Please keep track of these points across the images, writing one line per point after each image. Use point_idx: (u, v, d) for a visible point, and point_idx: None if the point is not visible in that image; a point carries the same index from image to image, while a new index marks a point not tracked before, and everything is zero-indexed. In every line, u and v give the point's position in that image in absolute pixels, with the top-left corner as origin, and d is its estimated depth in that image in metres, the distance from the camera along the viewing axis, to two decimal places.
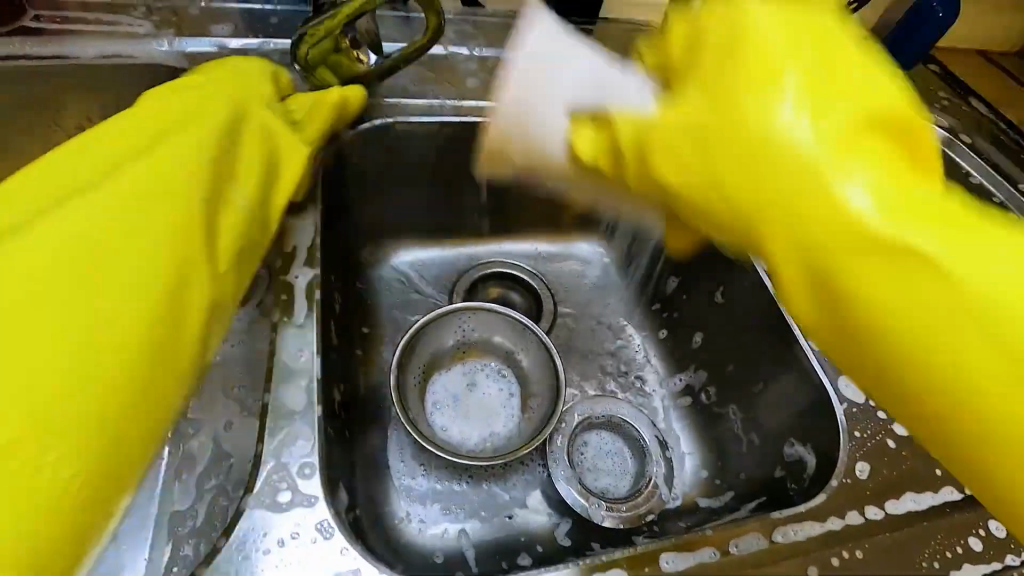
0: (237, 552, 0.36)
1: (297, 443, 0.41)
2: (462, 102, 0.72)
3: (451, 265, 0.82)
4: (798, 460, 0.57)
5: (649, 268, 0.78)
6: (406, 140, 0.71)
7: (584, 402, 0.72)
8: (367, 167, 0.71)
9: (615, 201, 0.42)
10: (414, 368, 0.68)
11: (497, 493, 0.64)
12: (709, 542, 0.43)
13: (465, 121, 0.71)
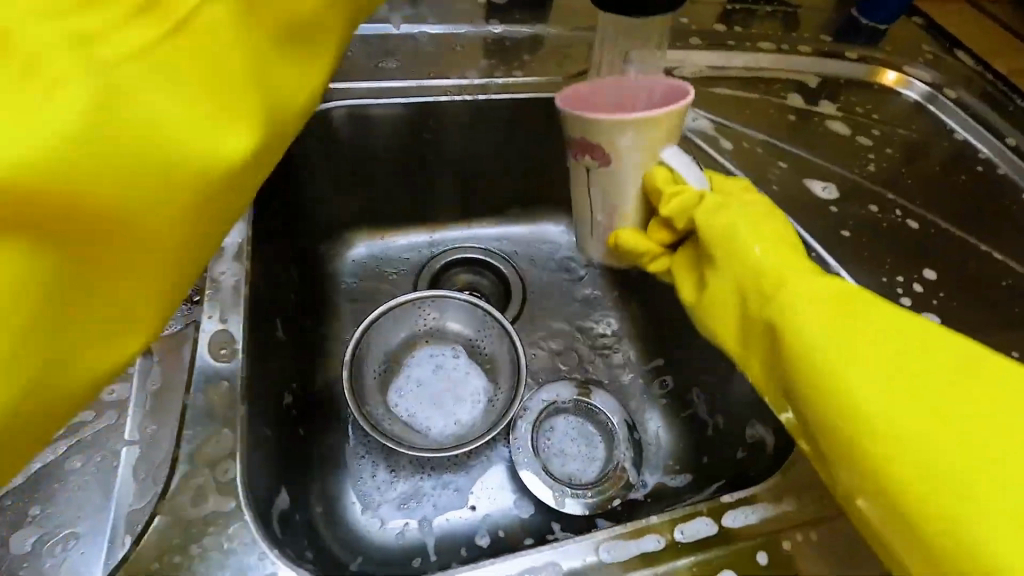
0: (147, 562, 0.35)
1: (218, 449, 0.39)
2: (429, 81, 0.70)
3: (414, 253, 0.80)
4: (758, 441, 0.56)
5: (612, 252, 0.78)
6: (364, 126, 0.69)
7: (550, 387, 0.69)
8: (320, 157, 0.69)
9: (640, 174, 0.47)
10: (372, 360, 0.66)
11: (460, 483, 0.63)
12: (652, 530, 0.42)
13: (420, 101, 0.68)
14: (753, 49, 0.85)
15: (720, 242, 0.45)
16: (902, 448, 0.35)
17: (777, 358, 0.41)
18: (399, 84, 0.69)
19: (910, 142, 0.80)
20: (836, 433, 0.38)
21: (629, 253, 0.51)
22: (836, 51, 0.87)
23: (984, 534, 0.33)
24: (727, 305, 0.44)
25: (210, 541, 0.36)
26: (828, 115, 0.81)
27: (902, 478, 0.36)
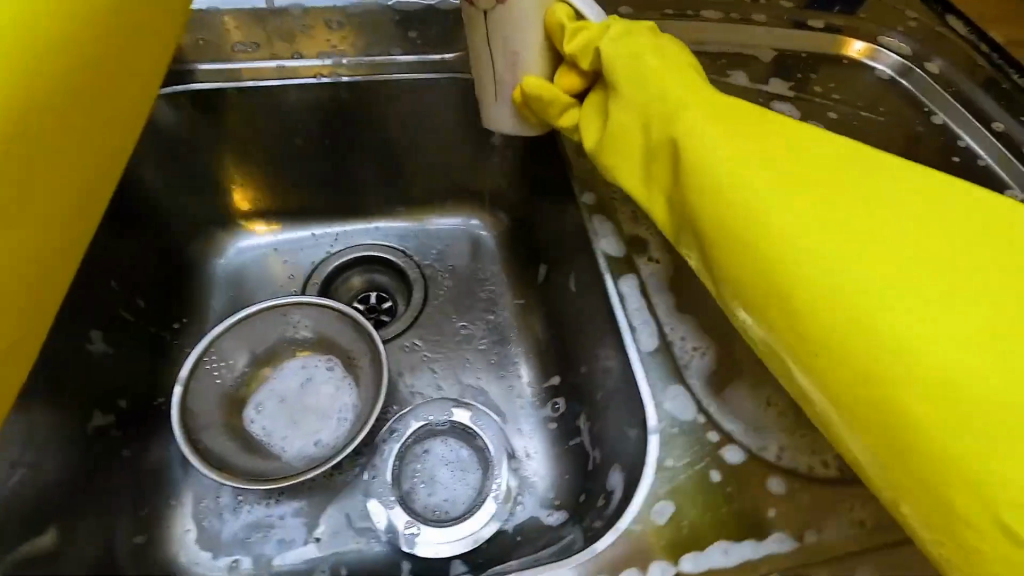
0: None
1: None
2: (295, 62, 0.63)
3: (306, 250, 0.74)
4: (612, 492, 0.48)
5: (522, 256, 0.72)
6: (225, 111, 0.63)
7: (424, 408, 0.62)
8: (184, 148, 0.64)
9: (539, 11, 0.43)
10: (223, 370, 0.60)
11: (302, 515, 0.56)
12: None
13: (293, 85, 0.63)
14: (699, 17, 0.73)
15: (625, 67, 0.41)
16: (832, 275, 0.31)
17: (678, 184, 0.38)
18: (266, 65, 0.62)
19: (873, 127, 0.68)
20: (757, 264, 0.34)
21: (535, 104, 0.47)
22: (799, 19, 0.75)
23: (938, 364, 0.28)
24: (632, 151, 0.42)
25: None
26: (777, 96, 0.69)
27: (833, 311, 0.31)
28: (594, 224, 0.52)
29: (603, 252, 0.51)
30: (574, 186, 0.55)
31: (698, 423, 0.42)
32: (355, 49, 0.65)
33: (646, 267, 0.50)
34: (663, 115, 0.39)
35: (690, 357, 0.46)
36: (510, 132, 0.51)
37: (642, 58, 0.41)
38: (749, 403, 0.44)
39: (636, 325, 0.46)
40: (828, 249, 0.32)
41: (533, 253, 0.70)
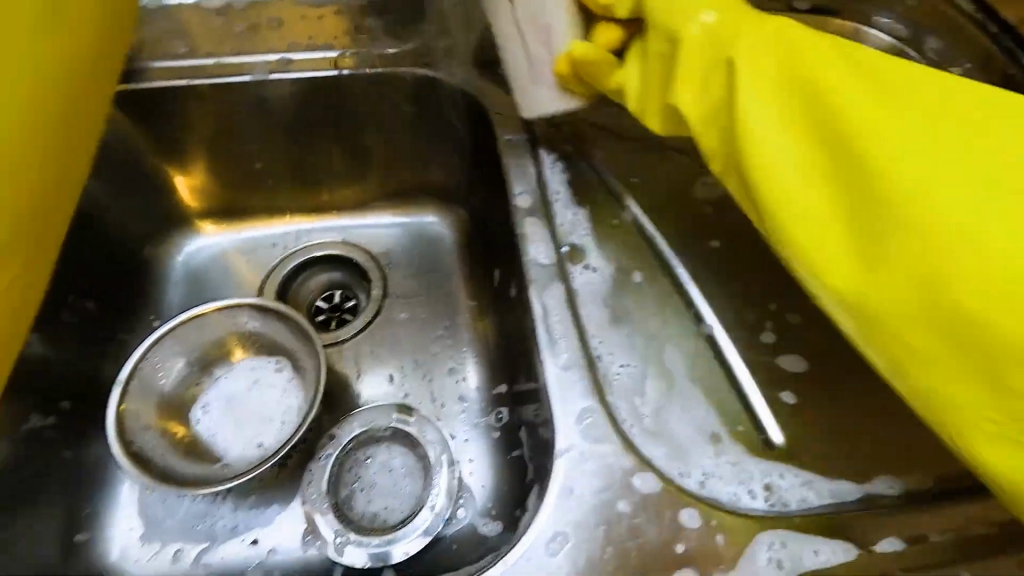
0: None
1: None
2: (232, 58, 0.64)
3: (263, 248, 0.73)
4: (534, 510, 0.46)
5: (479, 258, 0.71)
6: (172, 112, 0.64)
7: (365, 412, 0.60)
8: (133, 146, 0.65)
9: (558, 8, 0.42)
10: (169, 374, 0.60)
11: (242, 517, 0.56)
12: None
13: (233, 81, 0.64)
14: None
15: (733, 27, 0.37)
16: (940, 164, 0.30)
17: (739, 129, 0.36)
18: (207, 62, 0.64)
19: None
20: (838, 139, 0.33)
21: (587, 73, 0.43)
22: None
23: (971, 266, 0.29)
24: (697, 67, 0.37)
25: None
26: None
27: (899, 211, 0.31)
28: (528, 228, 0.49)
29: (535, 260, 0.48)
30: (511, 188, 0.52)
31: (612, 447, 0.39)
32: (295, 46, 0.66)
33: (578, 277, 0.48)
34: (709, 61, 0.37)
35: (618, 376, 0.44)
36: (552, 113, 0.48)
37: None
38: (676, 426, 0.42)
39: (557, 338, 0.43)
40: (914, 127, 0.31)
41: (489, 257, 0.69)
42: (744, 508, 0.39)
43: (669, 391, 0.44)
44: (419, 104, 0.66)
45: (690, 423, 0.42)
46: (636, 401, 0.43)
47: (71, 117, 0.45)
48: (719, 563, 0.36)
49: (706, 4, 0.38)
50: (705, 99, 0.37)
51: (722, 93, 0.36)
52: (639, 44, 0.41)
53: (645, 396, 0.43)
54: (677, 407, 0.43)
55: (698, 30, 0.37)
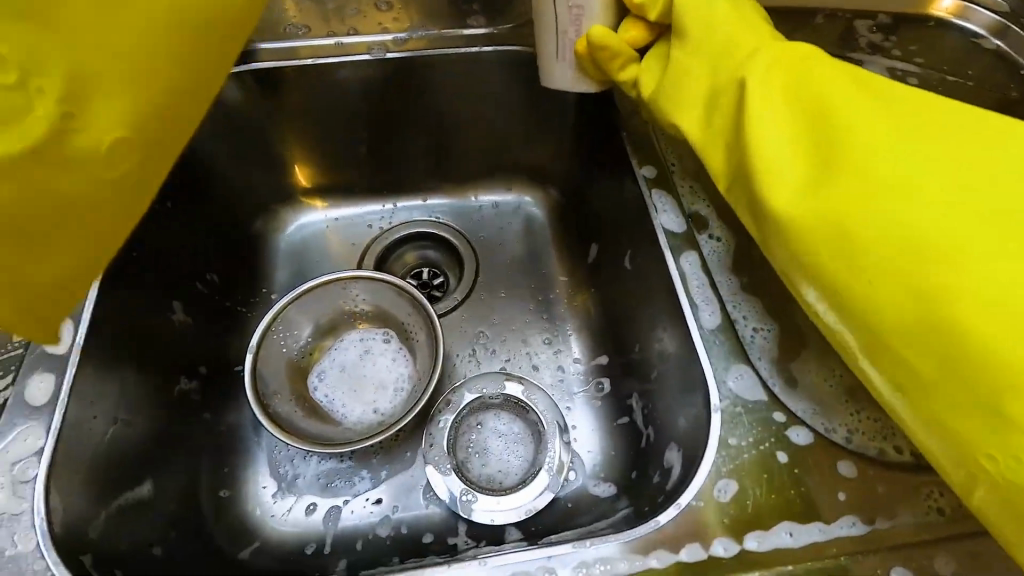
0: None
1: (23, 431, 0.41)
2: (349, 38, 0.64)
3: (361, 226, 0.75)
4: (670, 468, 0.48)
5: (574, 234, 0.73)
6: (285, 91, 0.65)
7: (477, 380, 0.63)
8: (245, 126, 0.66)
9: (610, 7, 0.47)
10: (289, 341, 0.63)
11: (365, 477, 0.58)
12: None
13: (351, 62, 0.64)
14: None
15: (699, 29, 0.43)
16: (896, 169, 0.34)
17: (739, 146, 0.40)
18: (325, 42, 0.64)
19: (966, 92, 0.60)
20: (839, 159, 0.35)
21: (606, 57, 0.47)
22: None
23: (954, 241, 0.31)
24: (693, 102, 0.44)
25: None
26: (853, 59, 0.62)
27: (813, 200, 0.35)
28: (655, 199, 0.52)
29: (664, 227, 0.50)
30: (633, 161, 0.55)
31: (765, 403, 0.41)
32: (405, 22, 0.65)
33: (707, 243, 0.49)
34: (730, 83, 0.41)
35: (753, 339, 0.44)
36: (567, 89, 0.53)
37: (711, 3, 0.43)
38: (817, 384, 0.42)
39: (697, 302, 0.45)
40: (892, 141, 0.35)
41: (586, 233, 0.71)
42: (898, 461, 0.39)
43: (806, 351, 0.44)
44: (521, 82, 0.66)
45: (830, 381, 0.42)
46: (777, 362, 0.43)
47: (157, 140, 0.42)
48: (880, 513, 0.37)
49: (728, 18, 0.43)
50: (668, 80, 0.45)
51: (730, 114, 0.41)
52: (661, 46, 0.47)
53: (785, 356, 0.43)
54: (817, 365, 0.43)
55: (696, 17, 0.43)
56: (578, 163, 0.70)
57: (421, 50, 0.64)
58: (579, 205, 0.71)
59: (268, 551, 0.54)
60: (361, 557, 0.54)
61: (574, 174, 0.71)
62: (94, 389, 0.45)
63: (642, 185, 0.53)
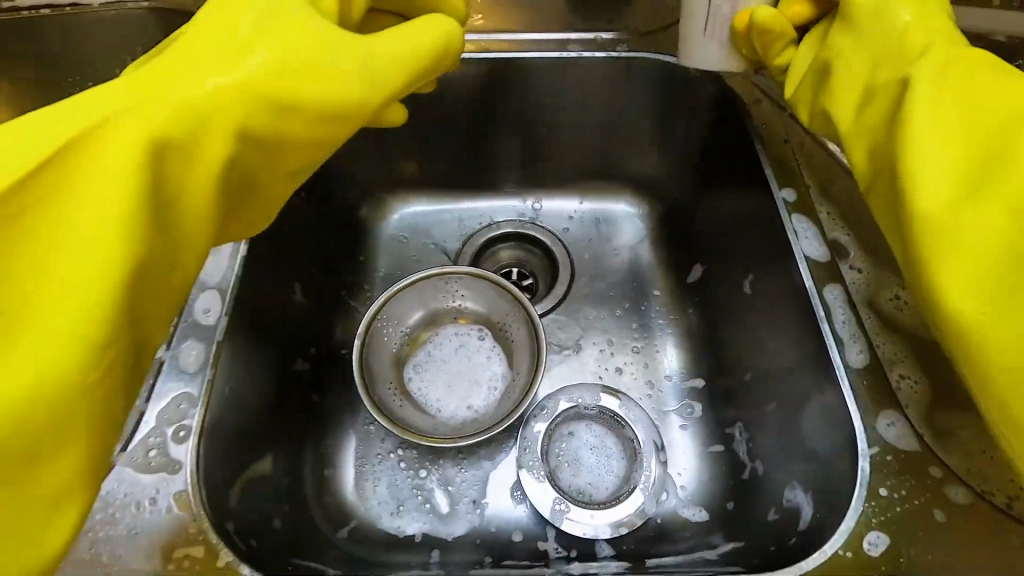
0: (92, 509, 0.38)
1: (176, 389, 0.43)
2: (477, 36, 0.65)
3: (458, 221, 0.76)
4: (795, 508, 0.47)
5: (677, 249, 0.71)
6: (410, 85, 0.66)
7: (573, 389, 0.63)
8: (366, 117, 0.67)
9: None
10: (390, 330, 0.64)
11: (456, 474, 0.58)
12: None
13: (480, 58, 0.64)
14: None
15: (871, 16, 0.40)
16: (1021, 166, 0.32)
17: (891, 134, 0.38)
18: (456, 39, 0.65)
19: None
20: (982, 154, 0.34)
21: None
22: None
23: None
24: (850, 87, 0.41)
25: (131, 493, 0.39)
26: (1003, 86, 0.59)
27: (950, 113, 0.36)
28: (795, 224, 0.50)
29: (805, 255, 0.48)
30: (773, 182, 0.53)
31: (919, 455, 0.39)
32: (531, 26, 0.66)
33: (848, 275, 0.47)
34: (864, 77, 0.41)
35: (900, 385, 0.41)
36: (707, 68, 0.50)
37: None
38: (977, 443, 0.39)
39: (841, 339, 0.43)
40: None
41: (691, 250, 0.69)
42: None
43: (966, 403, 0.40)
44: (644, 92, 0.65)
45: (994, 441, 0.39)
46: (930, 412, 0.40)
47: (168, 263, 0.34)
48: None
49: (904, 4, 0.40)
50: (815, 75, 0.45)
51: (883, 112, 0.40)
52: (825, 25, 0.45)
53: (940, 406, 0.41)
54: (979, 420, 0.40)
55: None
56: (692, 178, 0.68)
57: (548, 51, 0.64)
58: (687, 219, 0.69)
59: (363, 534, 0.54)
60: (459, 550, 0.54)
61: (685, 189, 0.69)
62: (233, 357, 0.47)
63: (782, 208, 0.51)
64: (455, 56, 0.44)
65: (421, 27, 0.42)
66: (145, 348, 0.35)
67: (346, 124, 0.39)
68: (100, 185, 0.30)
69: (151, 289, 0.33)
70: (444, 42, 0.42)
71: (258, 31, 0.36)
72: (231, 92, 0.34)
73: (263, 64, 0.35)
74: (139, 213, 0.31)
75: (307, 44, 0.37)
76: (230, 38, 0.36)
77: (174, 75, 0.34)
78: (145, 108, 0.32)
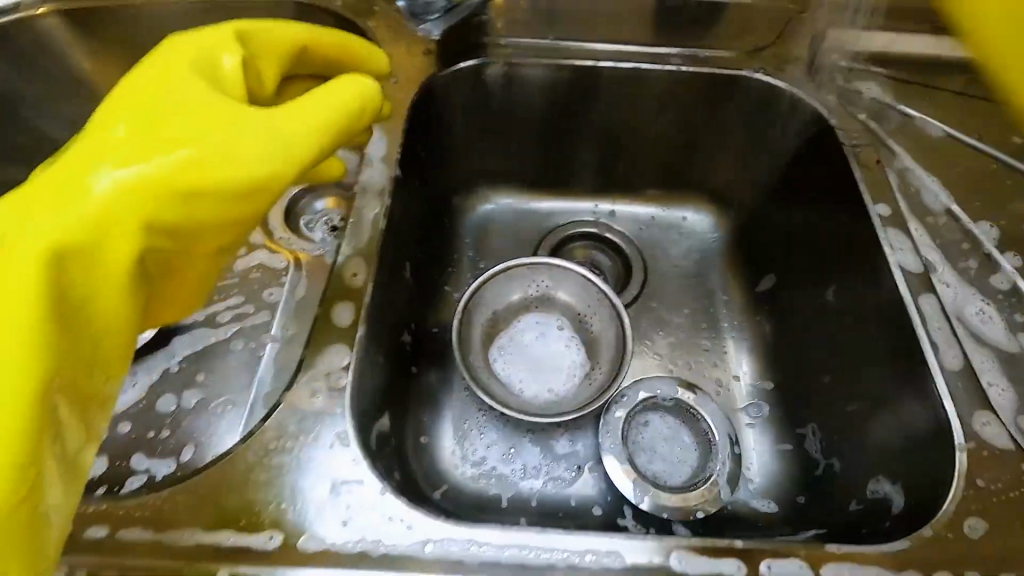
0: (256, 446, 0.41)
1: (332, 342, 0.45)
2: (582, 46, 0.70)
3: (540, 218, 0.80)
4: (879, 500, 0.50)
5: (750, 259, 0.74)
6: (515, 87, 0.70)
7: (652, 382, 0.66)
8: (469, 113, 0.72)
9: None
10: (481, 313, 0.68)
11: (540, 451, 0.62)
12: (617, 548, 0.37)
13: (585, 65, 0.69)
14: None
15: None
16: None
17: None
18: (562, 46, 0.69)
19: None
20: None
21: None
22: None
23: None
24: None
25: (295, 433, 0.42)
26: None
27: None
28: (891, 237, 0.54)
29: (901, 266, 0.53)
30: (867, 197, 0.57)
31: (1010, 454, 0.42)
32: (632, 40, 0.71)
33: (944, 287, 0.51)
34: None
35: (995, 391, 0.45)
36: None
37: None
38: None
39: (937, 344, 0.47)
40: None
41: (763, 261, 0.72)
42: None
43: None
44: (735, 108, 0.70)
45: None
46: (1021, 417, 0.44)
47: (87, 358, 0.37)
48: None
49: None
50: None
51: None
52: None
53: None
54: None
55: None
56: (772, 192, 0.72)
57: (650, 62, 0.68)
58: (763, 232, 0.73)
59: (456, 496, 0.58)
60: (544, 519, 0.58)
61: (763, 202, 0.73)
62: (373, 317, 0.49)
63: (878, 222, 0.55)
64: (370, 113, 0.49)
65: (336, 90, 0.47)
66: (80, 438, 0.37)
67: (260, 194, 0.42)
68: (10, 301, 0.33)
69: (75, 380, 0.37)
70: (358, 100, 0.48)
71: (167, 135, 0.39)
72: (135, 195, 0.37)
73: (163, 158, 0.38)
74: (48, 320, 0.34)
75: (221, 130, 0.40)
76: (133, 142, 0.39)
77: (76, 177, 0.37)
78: (49, 222, 0.35)
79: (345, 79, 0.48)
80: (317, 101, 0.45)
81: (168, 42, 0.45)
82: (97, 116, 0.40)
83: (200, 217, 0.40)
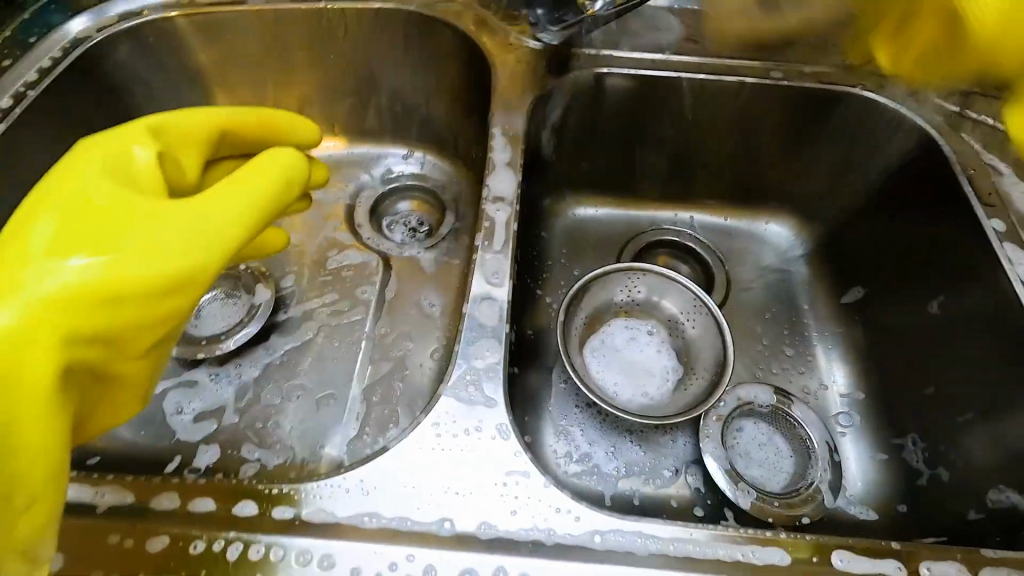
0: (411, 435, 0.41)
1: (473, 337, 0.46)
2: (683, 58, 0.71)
3: (625, 225, 0.81)
4: (1004, 507, 0.52)
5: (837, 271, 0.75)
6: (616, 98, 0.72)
7: (746, 388, 0.67)
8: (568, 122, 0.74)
9: None
10: (579, 316, 0.69)
11: (639, 452, 0.63)
12: (779, 544, 0.38)
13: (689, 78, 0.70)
14: None
15: None
16: None
17: None
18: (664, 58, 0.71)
19: None
20: None
21: None
22: None
23: None
24: None
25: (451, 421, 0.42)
26: None
27: None
28: (1008, 251, 0.57)
29: (1019, 280, 0.55)
30: (980, 213, 0.60)
31: None
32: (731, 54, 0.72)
33: None
34: None
35: None
36: None
37: None
38: None
39: None
40: None
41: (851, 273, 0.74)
42: None
43: None
44: (830, 122, 0.71)
45: None
46: None
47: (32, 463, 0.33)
48: None
49: None
50: None
51: None
52: None
53: None
54: None
55: None
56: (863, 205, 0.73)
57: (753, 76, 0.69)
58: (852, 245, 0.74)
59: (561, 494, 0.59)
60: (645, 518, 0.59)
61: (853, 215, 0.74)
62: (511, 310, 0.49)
63: (994, 237, 0.58)
64: (295, 191, 0.49)
65: (263, 163, 0.47)
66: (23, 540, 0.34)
67: (183, 289, 0.39)
68: None
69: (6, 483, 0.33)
70: (283, 171, 0.48)
71: (86, 205, 0.39)
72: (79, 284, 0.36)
73: (89, 262, 0.36)
74: None
75: (137, 198, 0.40)
76: (88, 230, 0.37)
77: (16, 273, 0.35)
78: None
79: (273, 152, 0.49)
80: (238, 176, 0.45)
81: (81, 145, 0.43)
82: (16, 220, 0.38)
83: (134, 311, 0.38)
